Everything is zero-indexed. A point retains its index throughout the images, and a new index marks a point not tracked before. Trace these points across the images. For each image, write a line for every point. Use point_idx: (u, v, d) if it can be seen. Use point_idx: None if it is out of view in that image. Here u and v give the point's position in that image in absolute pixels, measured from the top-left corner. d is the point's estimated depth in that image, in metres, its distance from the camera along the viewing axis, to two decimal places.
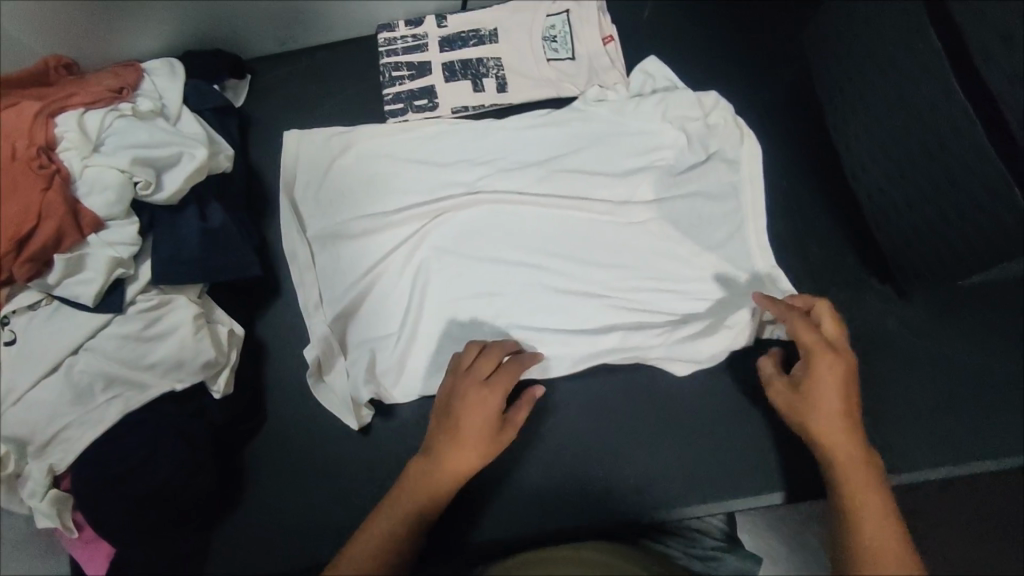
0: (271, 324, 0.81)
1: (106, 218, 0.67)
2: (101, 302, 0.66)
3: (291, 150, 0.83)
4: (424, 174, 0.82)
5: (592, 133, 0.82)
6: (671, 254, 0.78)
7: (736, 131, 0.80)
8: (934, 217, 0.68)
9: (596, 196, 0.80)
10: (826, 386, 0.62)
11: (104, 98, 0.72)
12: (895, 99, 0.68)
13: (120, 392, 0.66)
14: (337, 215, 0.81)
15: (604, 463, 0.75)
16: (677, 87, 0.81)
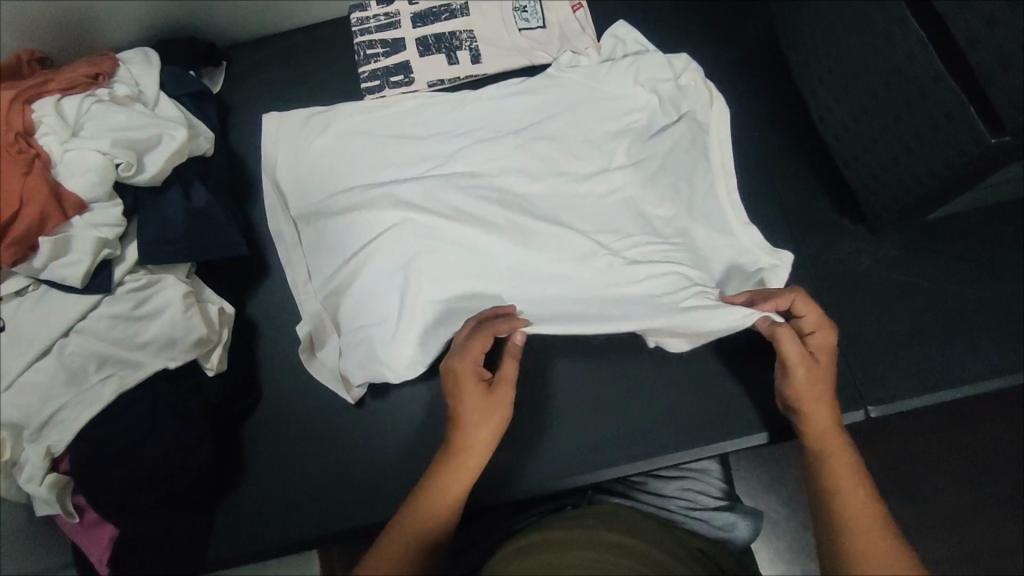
0: (261, 303, 0.82)
1: (89, 201, 0.67)
2: (90, 283, 0.66)
3: (271, 131, 0.83)
4: (404, 149, 0.81)
5: (568, 98, 0.82)
6: (653, 214, 0.79)
7: (706, 92, 0.82)
8: (899, 149, 0.70)
9: (576, 161, 0.80)
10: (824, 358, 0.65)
11: (79, 84, 0.73)
12: (856, 41, 0.71)
13: (114, 373, 0.66)
14: (319, 193, 0.81)
15: (597, 417, 0.77)
16: (649, 51, 0.82)
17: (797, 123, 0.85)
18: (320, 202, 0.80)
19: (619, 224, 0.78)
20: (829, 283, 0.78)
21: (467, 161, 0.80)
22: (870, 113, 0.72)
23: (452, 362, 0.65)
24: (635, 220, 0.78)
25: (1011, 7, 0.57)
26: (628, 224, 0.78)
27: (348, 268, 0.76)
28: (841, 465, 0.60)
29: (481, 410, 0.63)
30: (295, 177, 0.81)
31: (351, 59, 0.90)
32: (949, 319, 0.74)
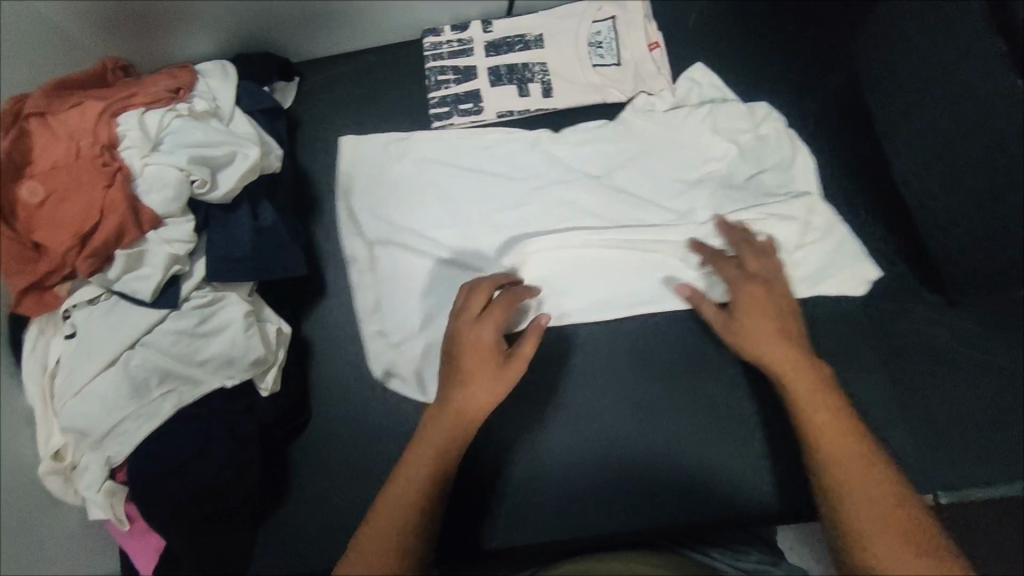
0: (316, 323, 0.82)
1: (164, 216, 0.68)
2: (158, 298, 0.68)
3: (349, 155, 0.84)
4: (483, 185, 0.82)
5: (646, 145, 0.81)
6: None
7: (789, 145, 0.79)
8: (991, 228, 0.69)
9: (648, 210, 0.79)
10: (766, 313, 0.61)
11: (162, 98, 0.74)
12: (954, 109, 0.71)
13: (174, 387, 0.68)
14: (394, 225, 0.81)
15: (641, 464, 0.75)
16: (732, 99, 0.81)
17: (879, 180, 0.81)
18: (393, 232, 0.81)
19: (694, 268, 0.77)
20: (900, 354, 0.74)
21: (542, 206, 0.80)
22: (964, 184, 0.71)
23: (458, 324, 0.62)
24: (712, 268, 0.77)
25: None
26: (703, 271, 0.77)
27: (434, 299, 0.79)
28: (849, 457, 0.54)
29: (476, 364, 0.59)
30: (370, 204, 0.82)
31: (419, 82, 0.90)
32: (1018, 405, 0.72)
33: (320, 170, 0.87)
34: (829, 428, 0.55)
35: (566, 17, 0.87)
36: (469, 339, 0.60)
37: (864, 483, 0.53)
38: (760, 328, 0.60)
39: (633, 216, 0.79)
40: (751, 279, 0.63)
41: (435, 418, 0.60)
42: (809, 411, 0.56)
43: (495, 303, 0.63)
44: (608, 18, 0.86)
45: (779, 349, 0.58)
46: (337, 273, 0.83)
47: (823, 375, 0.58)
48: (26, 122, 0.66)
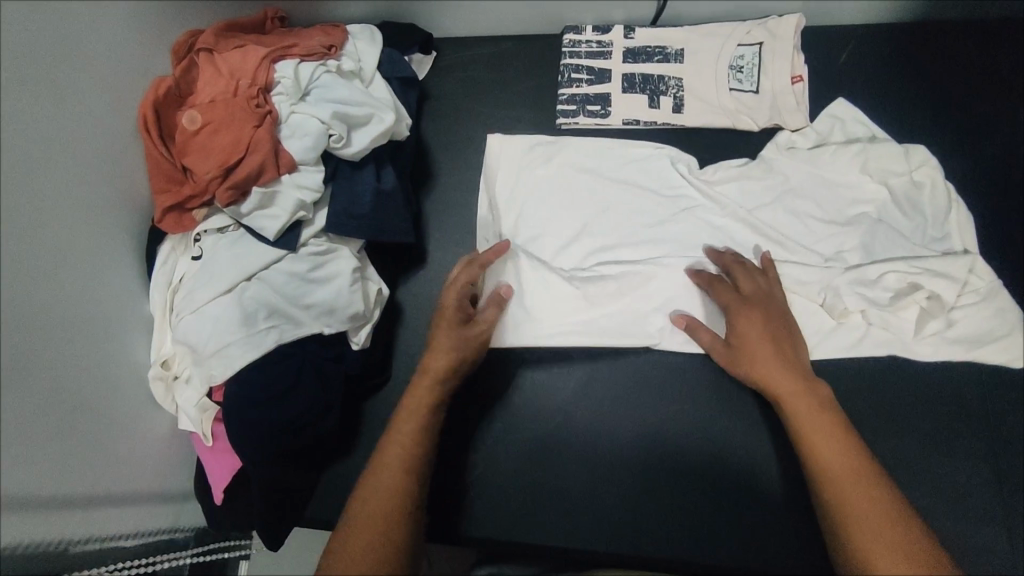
0: (411, 290, 0.84)
1: (300, 162, 0.72)
2: (280, 238, 0.72)
3: (495, 148, 0.86)
4: (619, 190, 0.82)
5: (792, 184, 0.80)
6: (882, 317, 0.74)
7: (945, 196, 0.77)
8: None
9: (795, 249, 0.77)
10: (756, 334, 0.69)
11: (316, 52, 0.78)
12: None
13: (279, 324, 0.71)
14: (532, 216, 0.83)
15: (709, 496, 0.71)
16: (881, 140, 0.79)
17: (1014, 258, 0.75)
18: (526, 221, 0.82)
19: (838, 316, 0.74)
20: (1002, 444, 0.71)
21: (682, 227, 0.80)
22: None
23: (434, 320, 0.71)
24: (860, 317, 0.74)
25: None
26: (851, 319, 0.75)
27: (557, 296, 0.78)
28: (852, 483, 0.59)
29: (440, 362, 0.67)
30: (507, 194, 0.84)
31: (550, 76, 0.90)
32: None
33: (441, 145, 0.89)
34: (818, 434, 0.62)
35: (712, 35, 0.86)
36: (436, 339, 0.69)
37: (855, 491, 0.58)
38: (760, 350, 0.68)
39: (780, 247, 0.78)
40: (743, 305, 0.71)
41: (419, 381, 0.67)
42: (807, 433, 0.62)
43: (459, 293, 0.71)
44: (755, 43, 0.84)
45: (775, 370, 0.67)
46: (439, 248, 0.85)
47: (819, 390, 0.65)
48: (197, 57, 0.73)
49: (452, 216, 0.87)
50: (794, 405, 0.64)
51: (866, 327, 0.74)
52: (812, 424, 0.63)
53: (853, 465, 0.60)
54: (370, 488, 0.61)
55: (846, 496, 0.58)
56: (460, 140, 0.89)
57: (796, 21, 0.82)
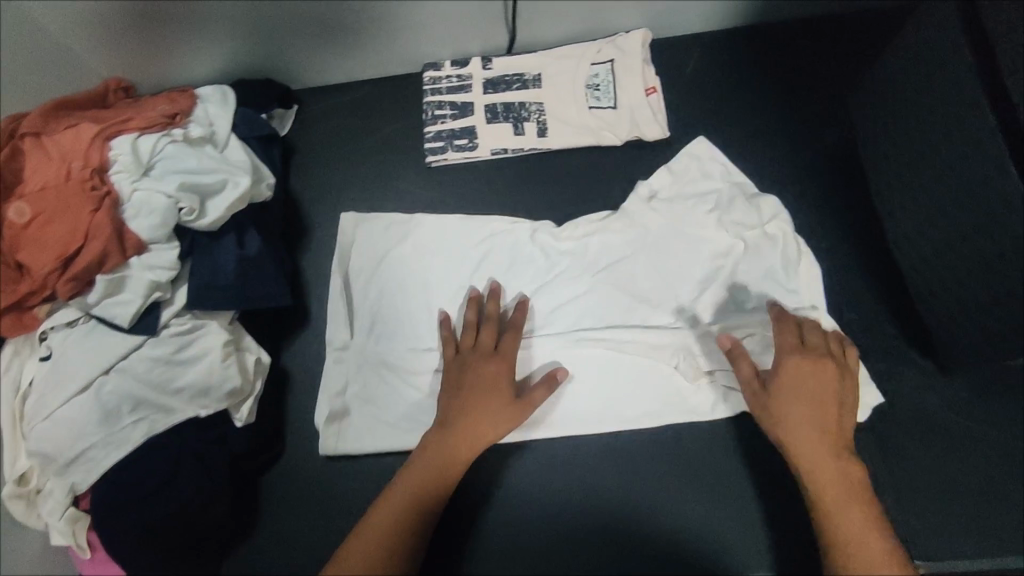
0: (298, 354, 0.81)
1: (149, 242, 0.68)
2: (136, 324, 0.67)
3: (349, 232, 0.84)
4: (474, 270, 0.81)
5: (648, 239, 0.79)
6: (731, 376, 0.75)
7: (795, 246, 0.76)
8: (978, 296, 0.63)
9: (646, 308, 0.78)
10: (803, 394, 0.63)
11: (158, 123, 0.75)
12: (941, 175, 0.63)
13: (146, 415, 0.67)
14: (384, 291, 0.81)
15: (596, 520, 0.73)
16: (737, 192, 0.79)
17: (867, 241, 0.77)
18: (386, 292, 0.81)
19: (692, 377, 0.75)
20: (889, 420, 0.70)
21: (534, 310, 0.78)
22: (953, 251, 0.64)
23: (475, 378, 0.69)
24: (711, 377, 0.76)
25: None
26: (704, 381, 0.76)
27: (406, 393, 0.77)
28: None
29: (460, 431, 0.67)
30: (367, 274, 0.82)
31: (417, 116, 0.90)
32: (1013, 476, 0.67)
33: (316, 201, 0.88)
34: (841, 498, 0.59)
35: (565, 58, 0.87)
36: (481, 406, 0.68)
37: None
38: (805, 409, 0.62)
39: (653, 273, 0.78)
40: (802, 354, 0.65)
41: (423, 458, 0.66)
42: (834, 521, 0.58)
43: (500, 366, 0.70)
44: (607, 61, 0.86)
45: (820, 435, 0.61)
46: (321, 306, 0.83)
47: (854, 470, 0.61)
48: (21, 141, 0.67)
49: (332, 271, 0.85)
50: (818, 458, 0.61)
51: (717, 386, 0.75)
52: (837, 498, 0.59)
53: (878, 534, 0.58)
54: None
55: None
56: (333, 194, 0.89)
57: (641, 37, 0.85)
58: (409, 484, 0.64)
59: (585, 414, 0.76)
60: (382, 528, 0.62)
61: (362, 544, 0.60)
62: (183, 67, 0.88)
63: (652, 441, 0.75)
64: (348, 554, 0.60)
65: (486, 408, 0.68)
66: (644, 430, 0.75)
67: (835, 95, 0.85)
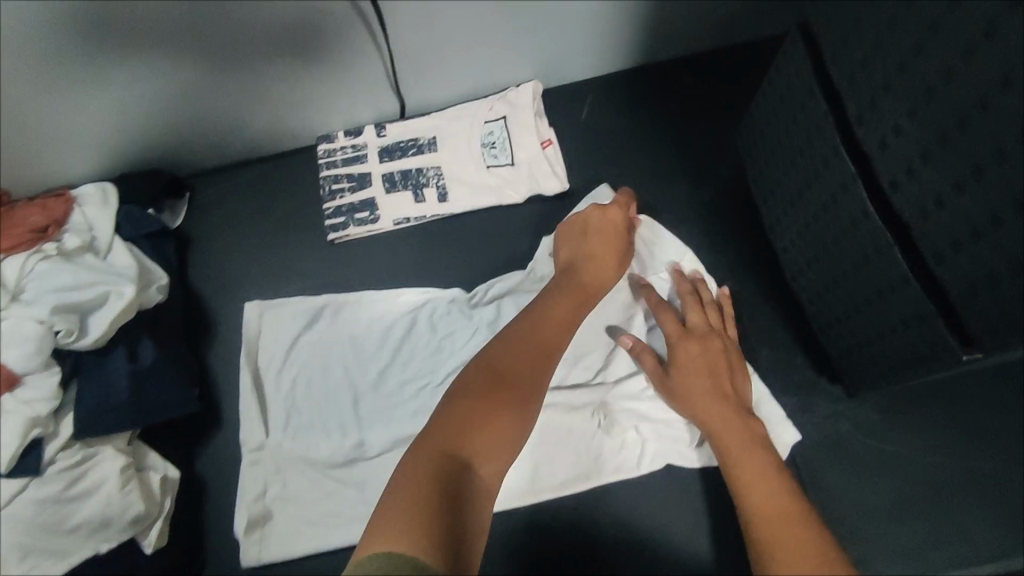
0: (211, 459, 0.78)
1: (22, 373, 0.63)
2: (16, 468, 0.61)
3: (254, 322, 0.80)
4: (388, 347, 0.79)
5: None
6: (653, 429, 0.75)
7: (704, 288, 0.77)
8: (872, 333, 0.62)
9: (565, 367, 0.77)
10: (697, 370, 0.68)
11: (25, 240, 0.69)
12: (816, 215, 0.64)
13: (38, 562, 0.62)
14: (297, 381, 0.78)
15: None
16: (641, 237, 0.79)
17: (767, 272, 0.79)
18: (299, 381, 0.78)
19: (615, 434, 0.76)
20: (808, 451, 0.71)
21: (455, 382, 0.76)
22: (840, 287, 0.64)
23: (592, 219, 0.74)
24: (634, 431, 0.76)
25: (942, 143, 0.49)
26: (628, 435, 0.76)
27: (331, 485, 0.74)
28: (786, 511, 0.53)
29: (600, 259, 0.71)
30: (276, 365, 0.79)
31: (316, 192, 0.89)
32: (932, 489, 0.69)
33: (219, 292, 0.85)
34: (736, 451, 0.61)
35: (458, 118, 0.86)
36: (606, 242, 0.72)
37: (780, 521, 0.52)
38: (692, 376, 0.67)
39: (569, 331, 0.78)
40: (684, 331, 0.70)
41: (564, 287, 0.67)
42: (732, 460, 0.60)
43: (612, 207, 0.74)
44: (500, 118, 0.85)
45: (704, 395, 0.66)
46: (233, 403, 0.80)
47: (752, 430, 0.63)
48: None
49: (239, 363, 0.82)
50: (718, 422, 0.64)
51: (642, 441, 0.76)
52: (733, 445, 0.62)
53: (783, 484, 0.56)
54: (431, 437, 0.50)
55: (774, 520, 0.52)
56: (237, 282, 0.86)
57: (532, 88, 0.84)
58: (435, 430, 0.51)
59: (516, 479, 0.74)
60: (495, 363, 0.56)
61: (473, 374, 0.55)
62: (61, 169, 0.81)
63: (582, 501, 0.75)
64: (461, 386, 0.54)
65: (614, 249, 0.72)
66: (575, 492, 0.75)
67: (722, 129, 0.87)
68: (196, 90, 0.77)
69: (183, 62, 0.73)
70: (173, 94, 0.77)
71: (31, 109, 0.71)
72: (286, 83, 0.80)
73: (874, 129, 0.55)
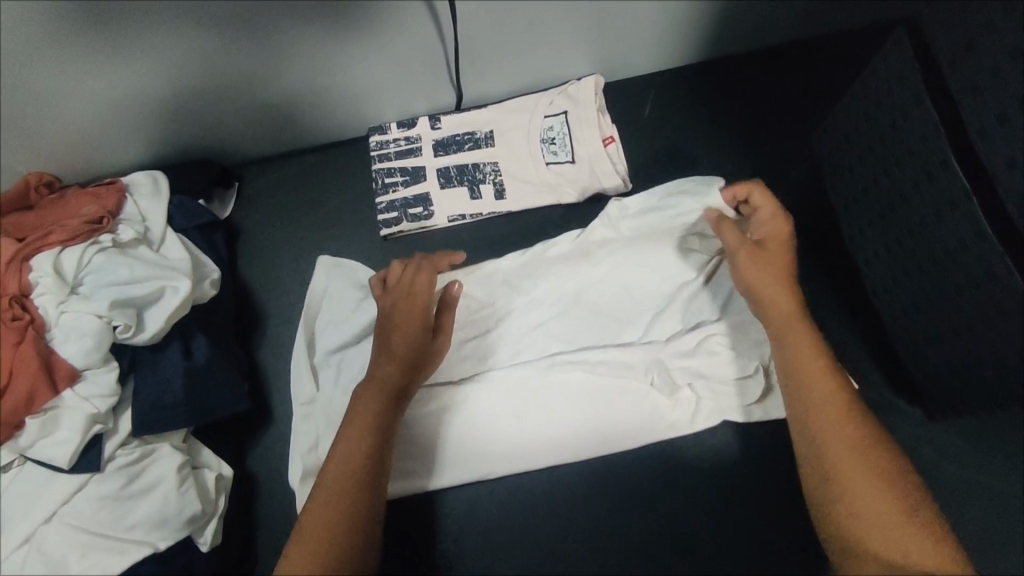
0: (263, 456, 0.77)
1: (83, 368, 0.62)
2: (78, 462, 0.61)
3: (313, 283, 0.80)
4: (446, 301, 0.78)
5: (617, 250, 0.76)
6: (709, 387, 0.72)
7: None
8: (969, 356, 0.60)
9: (615, 324, 0.74)
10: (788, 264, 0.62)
11: (82, 232, 0.67)
12: (915, 230, 0.62)
13: (98, 560, 0.61)
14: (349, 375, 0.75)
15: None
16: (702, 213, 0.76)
17: (841, 281, 0.75)
18: (345, 376, 0.75)
19: (670, 393, 0.72)
20: None
21: (513, 333, 0.75)
22: (934, 308, 0.62)
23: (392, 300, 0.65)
24: (689, 389, 0.73)
25: None
26: (681, 394, 0.73)
27: None
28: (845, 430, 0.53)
29: (392, 358, 0.63)
30: (327, 357, 0.76)
31: (370, 185, 0.87)
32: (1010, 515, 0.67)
33: (268, 285, 0.84)
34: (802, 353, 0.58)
35: (517, 112, 0.83)
36: (405, 325, 0.64)
37: (840, 449, 0.53)
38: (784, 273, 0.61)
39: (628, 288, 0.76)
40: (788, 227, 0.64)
41: (379, 386, 0.62)
42: (797, 371, 0.57)
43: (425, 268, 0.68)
44: (561, 113, 0.82)
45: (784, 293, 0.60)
46: (284, 399, 0.79)
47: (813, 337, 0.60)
48: None
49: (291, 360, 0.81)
50: (795, 349, 0.58)
51: (697, 398, 0.73)
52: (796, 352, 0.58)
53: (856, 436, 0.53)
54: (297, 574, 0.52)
55: (837, 456, 0.52)
56: (287, 275, 0.84)
57: (594, 82, 0.81)
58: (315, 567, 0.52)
59: (563, 446, 0.73)
60: (340, 492, 0.56)
61: (326, 505, 0.55)
62: (111, 152, 0.79)
63: (639, 495, 0.73)
64: (316, 507, 0.56)
65: (409, 357, 0.63)
66: (627, 454, 0.74)
67: (793, 124, 0.83)
68: (213, 62, 0.71)
69: (244, 34, 0.68)
70: (188, 64, 0.70)
71: (81, 94, 0.69)
72: (328, 53, 0.73)
73: (1000, 147, 0.53)
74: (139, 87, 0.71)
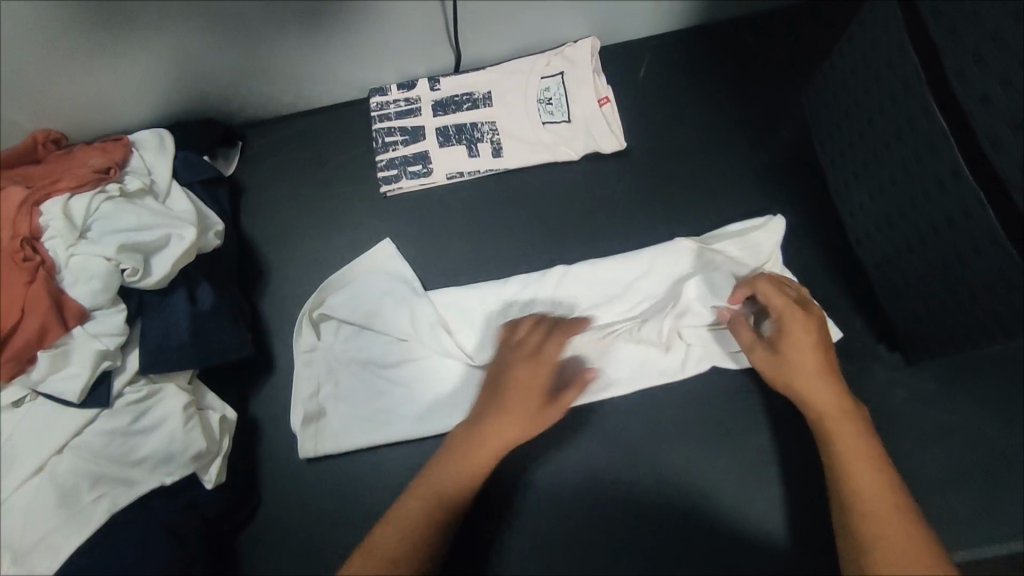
0: (265, 403, 0.79)
1: (91, 308, 0.64)
2: (87, 397, 0.64)
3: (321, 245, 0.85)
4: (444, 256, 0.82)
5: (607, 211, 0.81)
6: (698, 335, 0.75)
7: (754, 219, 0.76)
8: (947, 299, 0.62)
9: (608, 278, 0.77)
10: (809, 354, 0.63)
11: (90, 180, 0.69)
12: (899, 175, 0.64)
13: (108, 490, 0.64)
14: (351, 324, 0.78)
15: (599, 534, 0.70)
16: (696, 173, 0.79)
17: (825, 235, 0.78)
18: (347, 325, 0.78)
19: (663, 342, 0.75)
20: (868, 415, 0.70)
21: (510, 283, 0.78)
22: (915, 252, 0.64)
23: (513, 361, 0.64)
24: (678, 338, 0.75)
25: None
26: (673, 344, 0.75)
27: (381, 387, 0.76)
28: (877, 480, 0.54)
29: (520, 400, 0.62)
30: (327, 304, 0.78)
31: (370, 144, 0.89)
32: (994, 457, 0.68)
33: (271, 241, 0.86)
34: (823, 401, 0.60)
35: (514, 73, 0.85)
36: (524, 378, 0.63)
37: (872, 491, 0.54)
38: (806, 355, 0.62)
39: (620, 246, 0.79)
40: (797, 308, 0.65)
41: (476, 432, 0.62)
42: (823, 423, 0.59)
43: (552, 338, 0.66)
44: (557, 74, 0.84)
45: (812, 370, 0.62)
46: (286, 349, 0.81)
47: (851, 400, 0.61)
48: None
49: (292, 313, 0.83)
50: (835, 419, 0.59)
51: (687, 346, 0.75)
52: (827, 409, 0.60)
53: (909, 533, 0.51)
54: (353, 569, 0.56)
55: (867, 498, 0.54)
56: (289, 231, 0.86)
57: (590, 45, 0.82)
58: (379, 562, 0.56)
59: None
60: (417, 501, 0.59)
61: (402, 515, 0.58)
62: (118, 110, 0.80)
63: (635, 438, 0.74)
64: (393, 515, 0.59)
65: (521, 426, 0.61)
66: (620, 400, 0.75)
67: (783, 88, 0.85)
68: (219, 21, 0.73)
69: None
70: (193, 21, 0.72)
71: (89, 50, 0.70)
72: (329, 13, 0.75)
73: (976, 85, 0.55)
74: (146, 45, 0.72)
